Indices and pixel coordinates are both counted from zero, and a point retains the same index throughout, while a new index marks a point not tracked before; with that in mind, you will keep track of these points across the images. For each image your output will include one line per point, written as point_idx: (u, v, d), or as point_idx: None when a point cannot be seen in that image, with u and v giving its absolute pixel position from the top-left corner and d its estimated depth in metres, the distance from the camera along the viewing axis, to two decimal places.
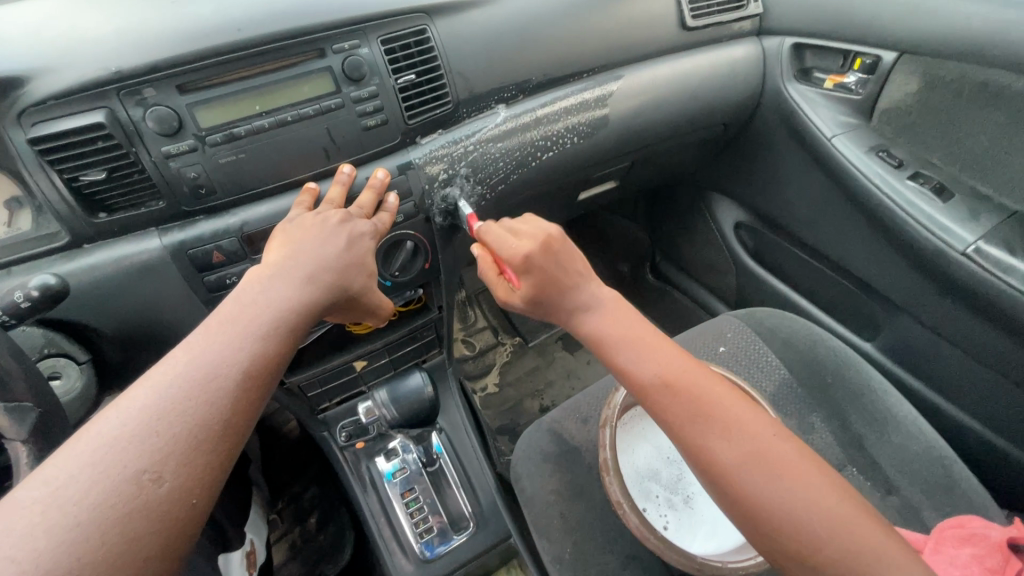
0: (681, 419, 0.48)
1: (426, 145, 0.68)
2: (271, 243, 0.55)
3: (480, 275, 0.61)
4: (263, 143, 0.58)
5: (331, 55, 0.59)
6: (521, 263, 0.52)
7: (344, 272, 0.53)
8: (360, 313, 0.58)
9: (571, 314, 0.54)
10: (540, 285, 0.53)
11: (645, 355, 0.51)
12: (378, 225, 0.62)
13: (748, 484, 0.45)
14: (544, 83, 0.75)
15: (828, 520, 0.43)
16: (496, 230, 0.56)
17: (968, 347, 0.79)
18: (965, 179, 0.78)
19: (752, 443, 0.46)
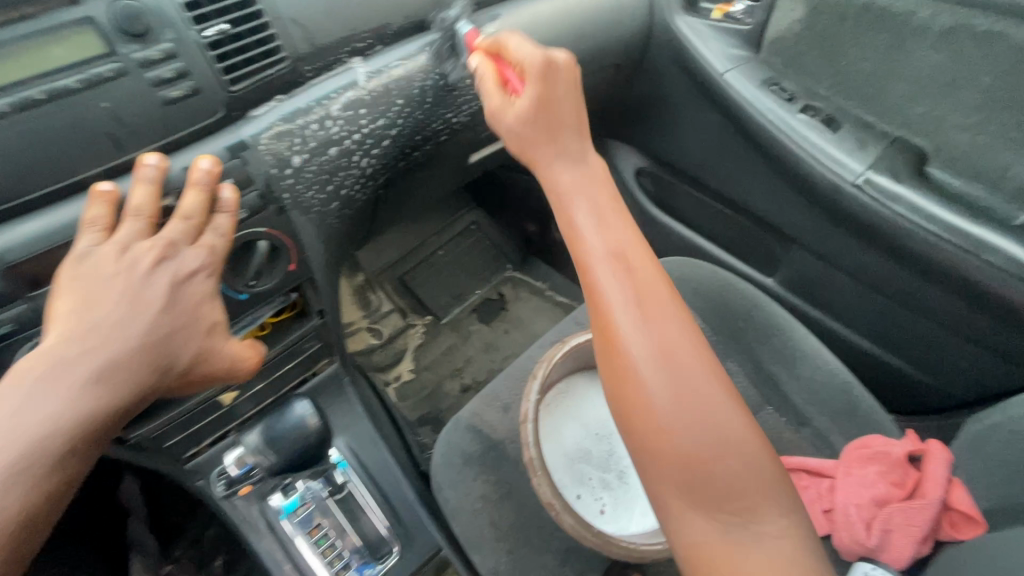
0: (610, 299, 0.43)
1: (262, 117, 0.53)
2: (60, 295, 0.39)
3: (477, 86, 0.55)
4: (5, 134, 0.41)
5: (89, 0, 0.42)
6: (544, 70, 0.51)
7: (160, 350, 0.40)
8: (207, 380, 0.45)
9: (551, 161, 0.51)
10: (544, 96, 0.51)
11: (603, 221, 0.47)
12: (217, 248, 0.46)
13: (653, 382, 0.41)
14: (407, 27, 0.63)
15: (735, 445, 0.40)
16: (524, 43, 0.54)
17: (859, 274, 0.81)
18: (851, 109, 0.75)
19: (665, 339, 0.42)
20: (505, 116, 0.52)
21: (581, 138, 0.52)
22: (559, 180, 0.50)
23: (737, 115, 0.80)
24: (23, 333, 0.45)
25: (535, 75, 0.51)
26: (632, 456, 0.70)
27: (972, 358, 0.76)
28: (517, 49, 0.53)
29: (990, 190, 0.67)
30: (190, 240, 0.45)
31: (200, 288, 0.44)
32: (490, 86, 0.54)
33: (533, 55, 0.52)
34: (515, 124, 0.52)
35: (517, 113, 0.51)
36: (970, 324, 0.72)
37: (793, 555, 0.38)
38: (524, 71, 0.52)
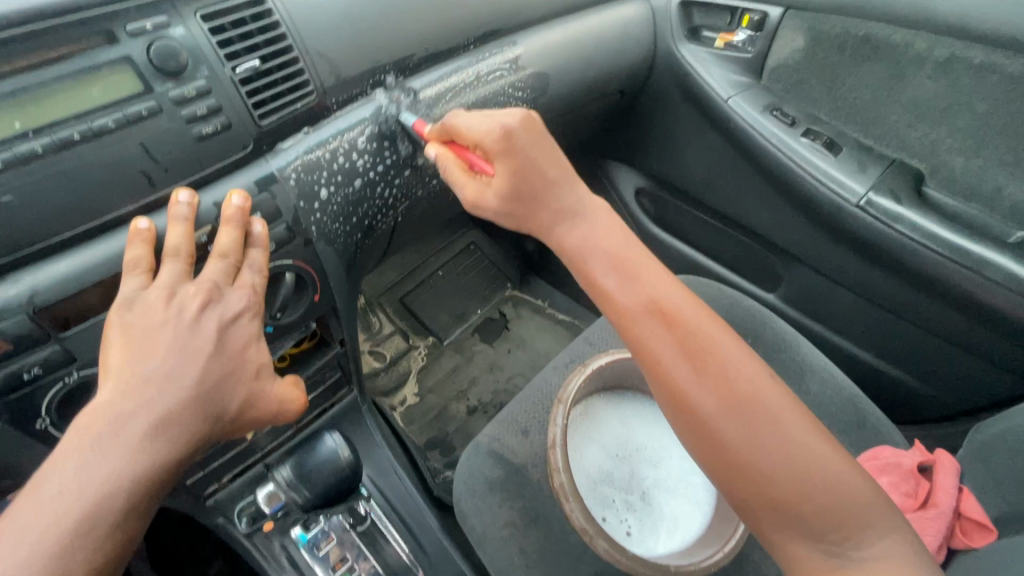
0: (663, 358, 0.44)
1: (291, 150, 0.53)
2: (109, 348, 0.39)
3: (441, 172, 0.55)
4: (41, 175, 0.40)
5: (127, 40, 0.42)
6: (505, 142, 0.51)
7: (215, 390, 0.40)
8: (262, 421, 0.43)
9: (553, 223, 0.52)
10: (519, 169, 0.51)
11: (623, 276, 0.48)
12: (257, 287, 0.47)
13: (724, 429, 0.42)
14: (427, 58, 0.64)
15: (821, 469, 0.41)
16: (466, 118, 0.53)
17: (861, 291, 0.84)
18: (850, 133, 0.78)
19: (726, 381, 0.43)
20: (484, 203, 0.54)
21: (574, 190, 0.53)
22: (577, 242, 0.50)
23: (741, 139, 0.83)
24: (50, 375, 0.44)
25: (501, 153, 0.51)
26: (655, 476, 0.70)
27: (973, 369, 0.79)
28: (470, 129, 0.53)
29: (984, 209, 0.71)
30: (230, 279, 0.45)
31: (245, 331, 0.43)
32: (460, 175, 0.54)
33: (488, 128, 0.52)
34: (509, 193, 0.52)
35: (495, 197, 0.52)
36: (971, 338, 0.75)
37: (905, 567, 0.38)
38: (490, 149, 0.52)
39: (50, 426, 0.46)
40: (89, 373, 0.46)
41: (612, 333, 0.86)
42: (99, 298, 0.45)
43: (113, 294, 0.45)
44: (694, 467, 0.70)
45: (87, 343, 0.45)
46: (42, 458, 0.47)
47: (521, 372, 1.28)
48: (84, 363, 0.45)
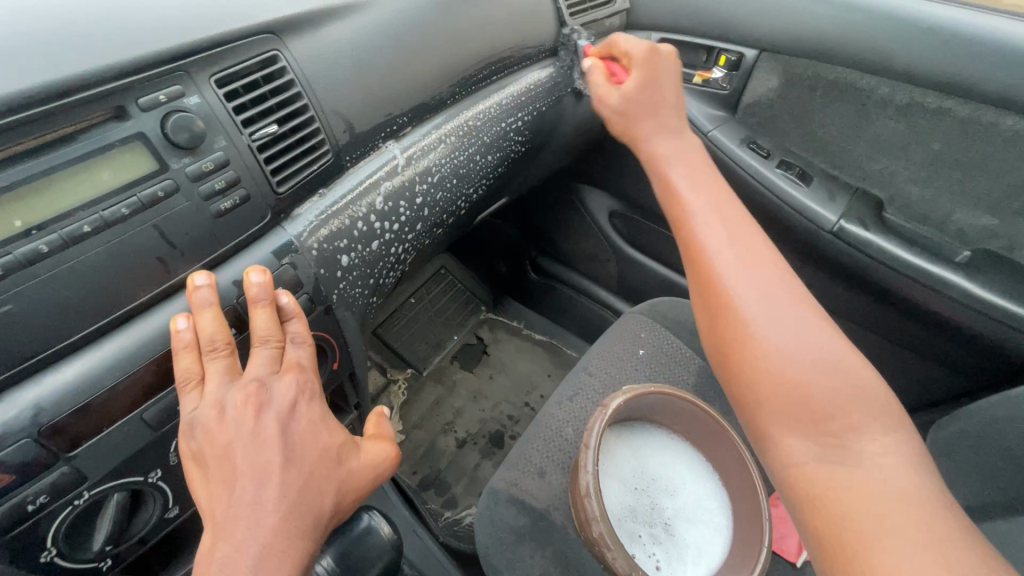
0: (708, 247, 0.46)
1: (307, 215, 0.50)
2: (198, 486, 0.39)
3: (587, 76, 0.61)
4: (48, 276, 0.35)
5: (139, 115, 0.37)
6: (649, 57, 0.58)
7: (304, 498, 0.38)
8: (355, 502, 0.43)
9: (650, 135, 0.54)
10: (648, 75, 0.57)
11: (698, 184, 0.50)
12: (304, 365, 0.45)
13: (751, 317, 0.42)
14: (433, 105, 0.61)
15: (837, 371, 0.39)
16: (634, 38, 0.61)
17: (833, 305, 0.87)
18: (816, 164, 0.84)
19: (759, 274, 0.44)
20: (610, 97, 0.57)
21: (677, 120, 0.55)
22: (659, 149, 0.53)
23: (719, 169, 0.87)
24: (58, 501, 0.38)
25: (643, 58, 0.58)
26: (676, 506, 0.72)
27: (935, 374, 0.84)
28: (628, 44, 0.60)
29: (935, 231, 0.78)
30: (276, 365, 0.43)
31: (308, 420, 0.42)
32: (602, 78, 0.59)
33: (638, 47, 0.59)
34: (616, 108, 0.56)
35: (622, 93, 0.56)
36: (935, 349, 0.80)
37: (900, 466, 0.35)
38: (633, 63, 0.59)
39: (55, 558, 0.39)
40: (102, 489, 0.40)
41: (606, 360, 0.84)
42: (116, 404, 0.39)
43: (133, 396, 0.40)
44: (708, 491, 0.73)
45: (102, 456, 0.39)
46: None
47: (506, 399, 1.25)
48: (97, 480, 0.40)
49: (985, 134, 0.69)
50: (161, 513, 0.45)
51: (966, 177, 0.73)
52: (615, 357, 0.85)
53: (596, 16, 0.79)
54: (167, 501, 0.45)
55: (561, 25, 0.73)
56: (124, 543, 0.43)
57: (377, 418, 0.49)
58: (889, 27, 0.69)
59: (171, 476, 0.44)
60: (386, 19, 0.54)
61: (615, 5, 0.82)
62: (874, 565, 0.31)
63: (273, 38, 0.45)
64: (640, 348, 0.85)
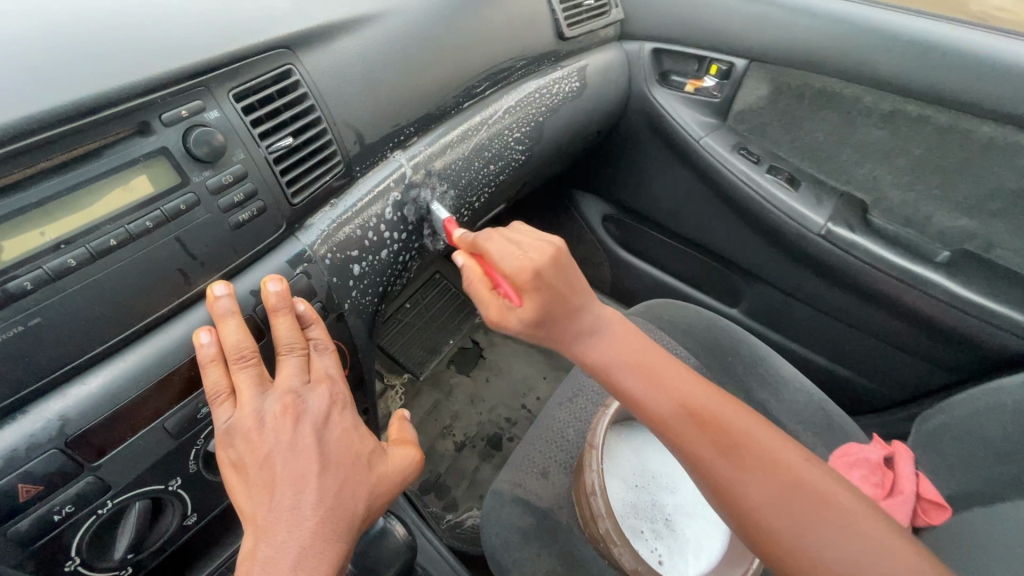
0: (700, 455, 0.44)
1: (320, 224, 0.51)
2: (237, 493, 0.40)
3: (467, 288, 0.52)
4: (75, 289, 0.35)
5: (162, 130, 0.38)
6: (534, 278, 0.45)
7: (340, 501, 0.39)
8: (387, 506, 0.44)
9: (575, 341, 0.48)
10: (542, 306, 0.46)
11: (650, 383, 0.47)
12: (333, 375, 0.46)
13: (770, 519, 0.41)
14: (438, 115, 0.62)
15: (869, 547, 0.39)
16: (512, 243, 0.48)
17: (821, 305, 0.90)
18: (804, 169, 0.87)
19: (761, 464, 0.43)
20: (507, 322, 0.49)
21: (587, 302, 0.49)
22: (598, 357, 0.48)
23: (710, 175, 0.90)
24: (82, 511, 0.39)
25: (530, 283, 0.46)
26: (675, 502, 0.74)
27: (918, 370, 0.87)
28: (501, 253, 0.47)
29: (915, 232, 0.81)
30: (306, 374, 0.44)
31: (340, 428, 0.43)
32: (482, 295, 0.50)
33: (534, 246, 0.47)
34: (526, 332, 0.48)
35: (520, 321, 0.47)
36: (919, 346, 0.83)
37: None
38: (514, 278, 0.46)
39: (79, 566, 0.40)
40: (125, 498, 0.41)
41: None
42: (141, 413, 0.40)
43: (157, 404, 0.41)
44: None
45: (125, 465, 0.40)
46: None
47: (503, 402, 1.26)
48: (120, 488, 0.40)
49: (964, 141, 0.73)
50: (181, 519, 0.46)
51: (946, 181, 0.76)
52: None
53: (592, 27, 0.81)
54: (186, 507, 0.46)
55: (559, 36, 0.76)
56: (146, 547, 0.44)
57: (400, 424, 0.50)
58: (870, 39, 0.73)
59: (191, 482, 0.45)
60: (394, 32, 0.55)
61: (610, 16, 0.84)
62: None
63: (287, 53, 0.46)
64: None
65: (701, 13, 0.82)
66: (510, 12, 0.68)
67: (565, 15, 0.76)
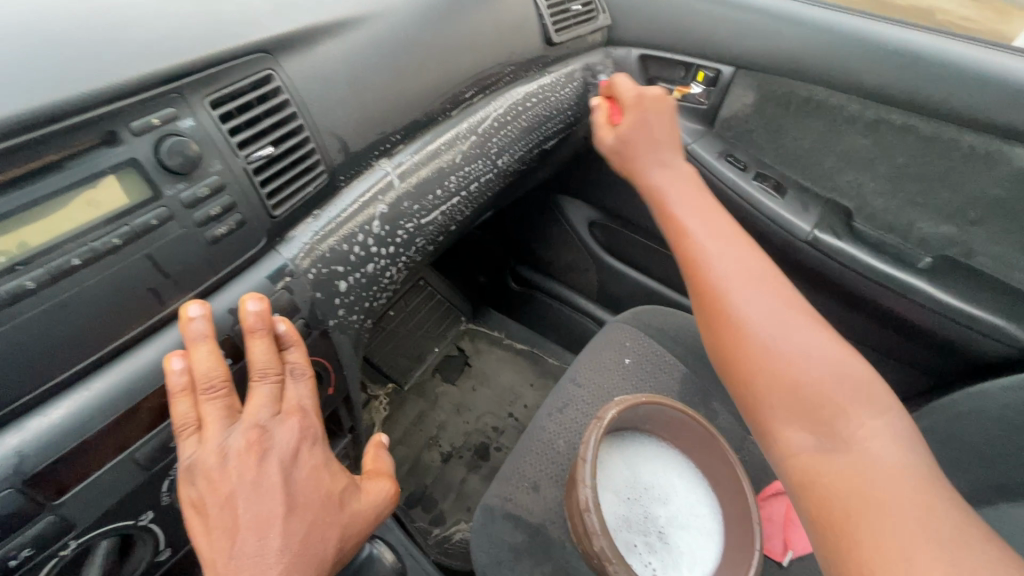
0: (708, 259, 0.51)
1: (302, 236, 0.48)
2: (197, 535, 0.38)
3: (590, 118, 0.68)
4: (34, 314, 0.33)
5: (131, 139, 0.36)
6: (640, 101, 0.63)
7: (306, 550, 0.38)
8: (354, 548, 0.42)
9: (648, 166, 0.60)
10: (642, 116, 0.62)
11: (704, 217, 0.55)
12: (305, 406, 0.43)
13: (741, 309, 0.48)
14: (425, 121, 0.60)
15: (835, 369, 0.44)
16: (635, 86, 0.65)
17: (807, 310, 0.90)
18: (790, 175, 0.87)
19: (765, 279, 0.50)
20: (606, 138, 0.64)
21: (672, 148, 0.62)
22: (656, 179, 0.59)
23: (698, 181, 0.89)
24: (42, 554, 0.35)
25: (639, 106, 0.62)
26: (668, 513, 0.72)
27: (902, 375, 0.87)
28: (624, 89, 0.64)
29: (900, 239, 0.82)
30: (277, 405, 0.42)
31: (309, 466, 0.41)
32: (601, 121, 0.66)
33: (649, 91, 0.64)
34: (614, 146, 0.63)
35: (611, 135, 0.63)
36: (903, 351, 0.84)
37: (892, 453, 0.38)
38: (625, 104, 0.64)
39: None
40: (90, 537, 0.38)
41: (594, 372, 0.84)
42: (106, 445, 0.37)
43: (127, 434, 0.38)
44: (698, 497, 0.73)
45: (90, 502, 0.37)
46: None
47: (490, 411, 1.24)
48: (84, 527, 0.37)
49: (947, 149, 0.73)
50: (151, 556, 0.43)
51: (928, 189, 0.77)
52: (602, 368, 0.85)
53: (580, 32, 0.80)
54: (159, 542, 0.42)
55: (547, 42, 0.74)
56: None
57: (374, 452, 0.49)
58: (853, 50, 0.73)
59: (164, 516, 0.42)
60: (379, 35, 0.53)
61: (597, 22, 0.83)
62: (862, 531, 0.35)
63: (267, 57, 0.44)
64: (626, 357, 0.85)
65: (689, 20, 0.82)
66: (497, 17, 0.67)
67: (553, 20, 0.74)
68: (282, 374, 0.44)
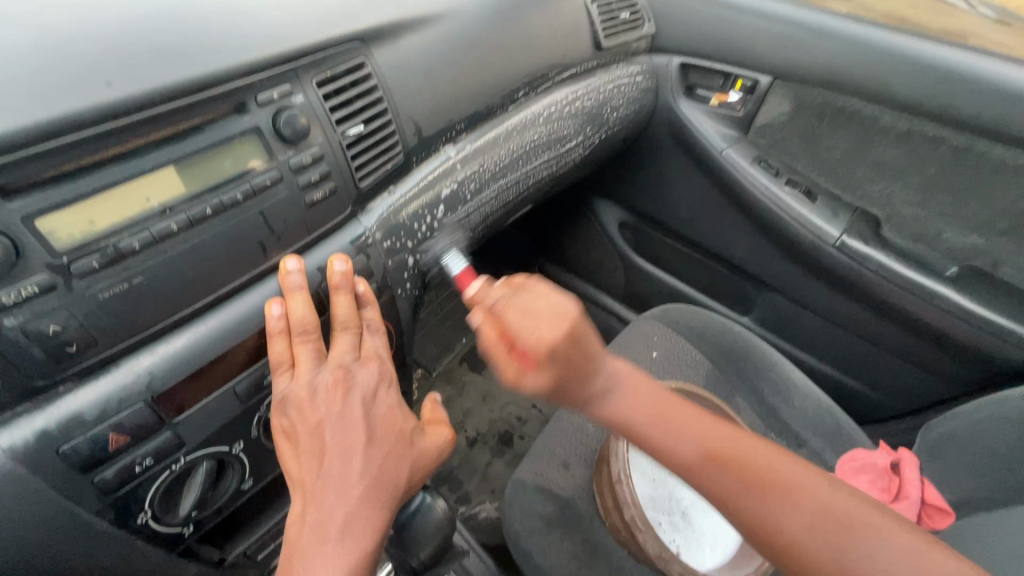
0: (725, 488, 0.41)
1: (379, 209, 0.53)
2: (288, 459, 0.43)
3: (479, 342, 0.46)
4: (174, 253, 0.38)
5: (256, 109, 0.41)
6: (565, 343, 0.42)
7: (385, 474, 0.42)
8: (420, 481, 0.47)
9: (599, 398, 0.43)
10: (563, 378, 0.42)
11: (679, 427, 0.43)
12: (381, 355, 0.49)
13: (805, 552, 0.38)
14: (487, 113, 0.65)
15: (918, 564, 0.37)
16: (521, 301, 0.44)
17: (829, 315, 0.93)
18: (821, 183, 0.90)
19: (805, 499, 0.40)
20: (525, 386, 0.43)
21: (610, 364, 0.44)
22: (618, 409, 0.43)
23: (731, 186, 0.93)
24: (159, 465, 0.41)
25: (546, 357, 0.41)
26: (692, 495, 0.74)
27: (926, 382, 0.89)
28: (516, 323, 0.43)
29: (927, 248, 0.84)
30: (356, 352, 0.47)
31: (384, 406, 0.46)
32: (500, 356, 0.44)
33: (544, 316, 0.42)
34: (542, 392, 0.43)
35: (533, 383, 0.42)
36: (929, 358, 0.86)
37: None
38: (530, 348, 0.42)
39: (150, 519, 0.42)
40: (196, 456, 0.43)
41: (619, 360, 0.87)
42: (215, 374, 0.42)
43: (233, 368, 0.43)
44: None
45: (199, 424, 0.42)
46: (141, 554, 0.42)
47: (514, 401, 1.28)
48: (192, 447, 0.42)
49: (978, 163, 0.77)
50: (235, 483, 0.47)
51: (959, 199, 0.80)
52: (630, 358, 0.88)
53: (627, 38, 0.85)
54: (245, 471, 0.48)
55: (596, 46, 0.79)
56: (207, 509, 0.46)
57: (431, 405, 0.53)
58: (887, 63, 0.77)
59: (254, 446, 0.47)
60: (451, 32, 0.59)
61: (642, 30, 0.88)
62: None
63: (361, 46, 0.49)
64: (653, 350, 0.87)
65: (730, 31, 0.86)
66: (554, 20, 0.72)
67: (603, 26, 0.80)
68: (359, 326, 0.49)
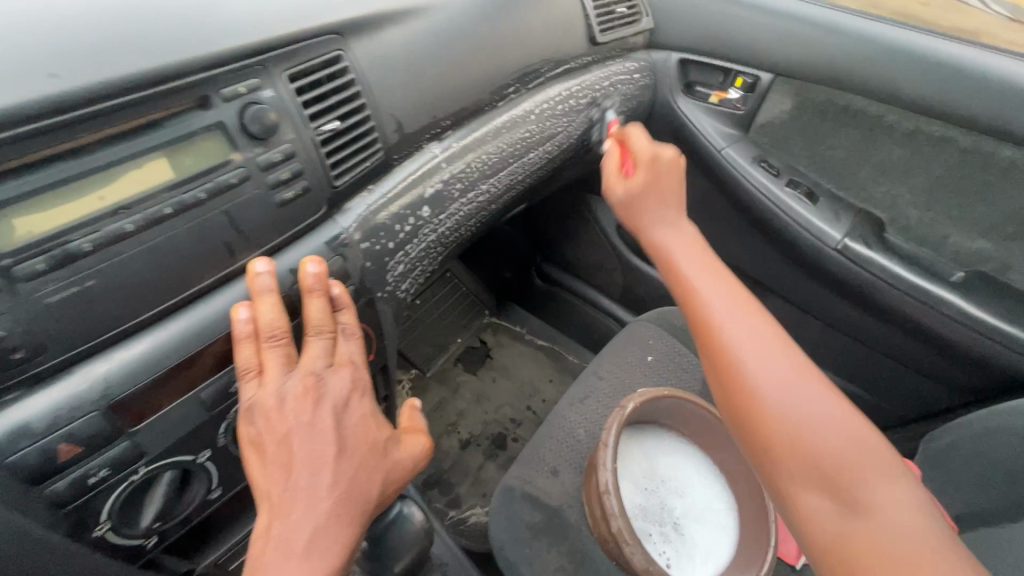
0: (715, 324, 0.44)
1: (357, 208, 0.51)
2: (255, 470, 0.41)
3: (602, 163, 0.60)
4: (129, 255, 0.36)
5: (220, 104, 0.39)
6: (653, 161, 0.55)
7: (356, 488, 0.41)
8: (394, 494, 0.46)
9: (654, 225, 0.54)
10: (653, 181, 0.55)
11: (712, 277, 0.48)
12: (355, 360, 0.47)
13: (755, 384, 0.42)
14: (474, 110, 0.63)
15: (864, 447, 0.39)
16: (645, 138, 0.59)
17: (830, 320, 0.90)
18: (824, 184, 0.88)
19: (778, 357, 0.42)
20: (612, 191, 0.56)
21: (678, 209, 0.55)
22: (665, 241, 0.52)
23: (730, 186, 0.90)
24: (117, 475, 0.39)
25: (648, 164, 0.55)
26: (685, 506, 0.73)
27: (929, 391, 0.86)
28: (637, 143, 0.58)
29: (932, 252, 0.82)
30: (330, 357, 0.45)
31: (358, 415, 0.44)
32: (612, 170, 0.59)
33: (662, 150, 0.56)
34: (621, 203, 0.56)
35: (623, 189, 0.56)
36: (933, 366, 0.83)
37: (913, 516, 0.36)
38: (640, 160, 0.56)
39: (108, 531, 0.40)
40: (158, 466, 0.41)
41: (615, 363, 0.86)
42: (177, 381, 0.41)
43: (196, 375, 0.42)
44: (714, 491, 0.74)
45: (161, 432, 0.40)
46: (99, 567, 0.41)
47: (508, 402, 1.26)
48: (152, 456, 0.40)
49: (985, 163, 0.74)
50: (203, 492, 0.46)
51: (964, 202, 0.77)
52: (624, 362, 0.86)
53: (624, 34, 0.83)
54: (212, 480, 0.46)
55: (591, 41, 0.77)
56: (172, 519, 0.44)
57: (410, 413, 0.52)
58: (892, 60, 0.74)
59: (221, 455, 0.45)
60: (436, 25, 0.56)
61: (639, 24, 0.86)
62: None
63: (338, 38, 0.47)
64: (649, 355, 0.86)
65: (731, 26, 0.83)
66: (546, 14, 0.70)
67: (598, 20, 0.77)
68: (334, 330, 0.47)
